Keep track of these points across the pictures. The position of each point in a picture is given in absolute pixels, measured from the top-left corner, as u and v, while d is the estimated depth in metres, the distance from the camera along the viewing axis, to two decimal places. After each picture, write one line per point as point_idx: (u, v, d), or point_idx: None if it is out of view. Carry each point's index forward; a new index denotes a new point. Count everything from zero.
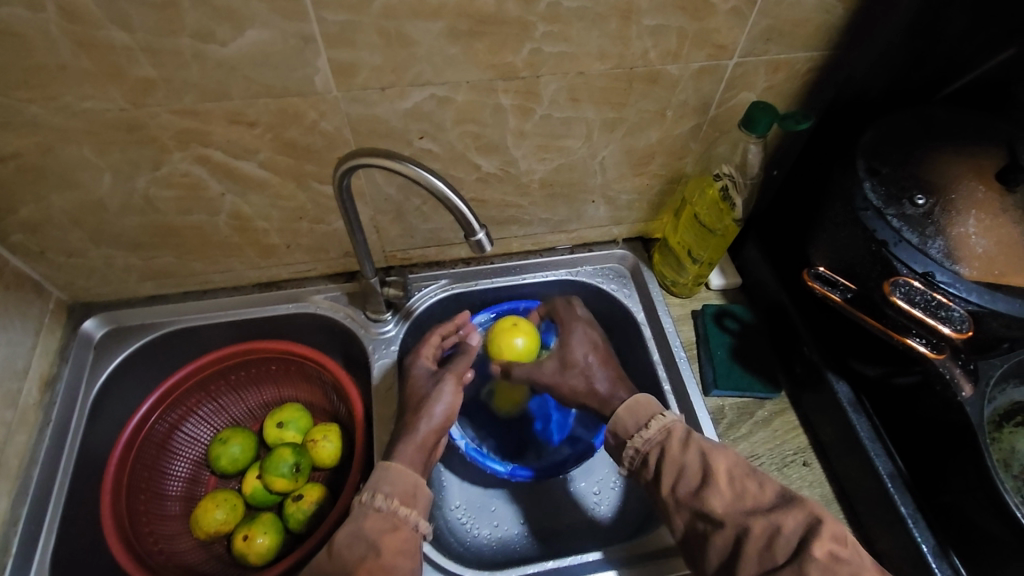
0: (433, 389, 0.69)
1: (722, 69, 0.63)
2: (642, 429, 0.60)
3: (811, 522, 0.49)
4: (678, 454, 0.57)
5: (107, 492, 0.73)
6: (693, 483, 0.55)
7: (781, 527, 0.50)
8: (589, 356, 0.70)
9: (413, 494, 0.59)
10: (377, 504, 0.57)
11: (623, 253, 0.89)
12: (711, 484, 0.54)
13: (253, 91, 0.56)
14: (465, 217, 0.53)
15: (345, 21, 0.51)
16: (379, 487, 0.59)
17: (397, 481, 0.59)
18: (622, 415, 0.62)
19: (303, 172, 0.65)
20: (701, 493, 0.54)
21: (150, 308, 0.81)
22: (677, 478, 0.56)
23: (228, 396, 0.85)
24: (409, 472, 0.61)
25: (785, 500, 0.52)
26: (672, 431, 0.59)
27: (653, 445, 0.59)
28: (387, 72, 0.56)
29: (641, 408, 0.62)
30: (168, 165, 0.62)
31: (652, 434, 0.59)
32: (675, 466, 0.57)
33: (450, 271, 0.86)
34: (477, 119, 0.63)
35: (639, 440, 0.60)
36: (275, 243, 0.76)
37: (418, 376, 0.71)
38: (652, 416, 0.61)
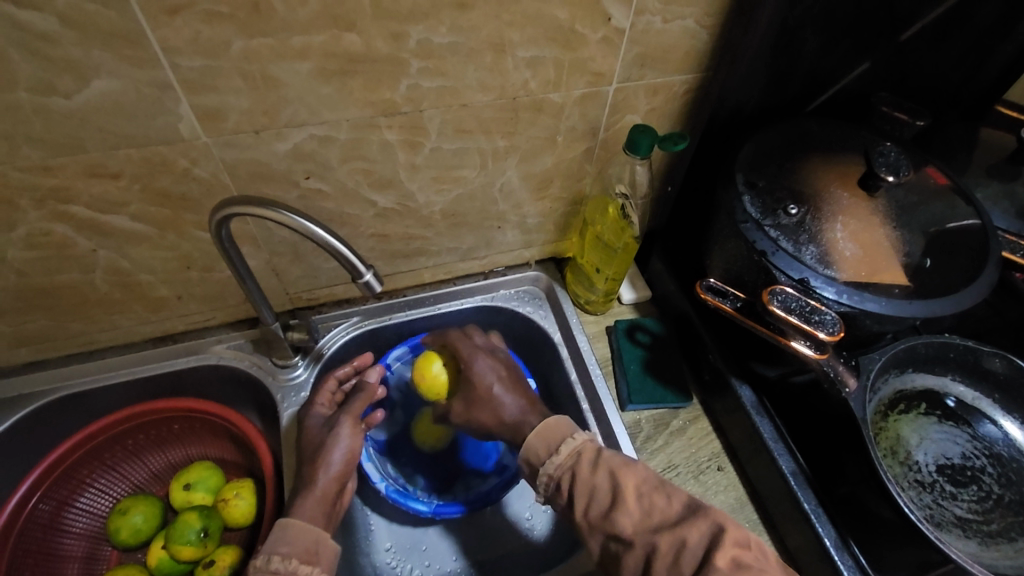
0: (328, 435, 0.66)
1: (603, 94, 0.65)
2: (553, 455, 0.59)
3: (715, 531, 0.50)
4: (588, 478, 0.56)
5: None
6: (603, 504, 0.55)
7: (686, 541, 0.50)
8: (496, 386, 0.68)
9: (315, 552, 0.57)
10: (274, 567, 0.55)
11: (535, 275, 0.89)
12: (619, 504, 0.54)
13: (112, 143, 0.52)
14: (350, 260, 0.52)
15: (203, 66, 0.49)
16: (276, 548, 0.56)
17: (294, 540, 0.57)
18: (534, 442, 0.61)
19: (183, 221, 0.62)
20: (610, 514, 0.54)
21: (29, 375, 0.75)
22: (588, 502, 0.56)
23: (128, 462, 0.79)
24: (311, 527, 0.58)
25: (691, 512, 0.52)
26: (582, 454, 0.59)
27: (564, 470, 0.58)
28: (259, 114, 0.54)
29: (550, 431, 0.61)
30: (25, 225, 0.57)
31: (563, 460, 0.59)
32: (587, 489, 0.56)
33: (361, 307, 0.83)
34: (365, 155, 0.62)
35: (550, 467, 0.59)
36: (163, 295, 0.71)
37: (313, 426, 0.68)
38: (563, 439, 0.60)
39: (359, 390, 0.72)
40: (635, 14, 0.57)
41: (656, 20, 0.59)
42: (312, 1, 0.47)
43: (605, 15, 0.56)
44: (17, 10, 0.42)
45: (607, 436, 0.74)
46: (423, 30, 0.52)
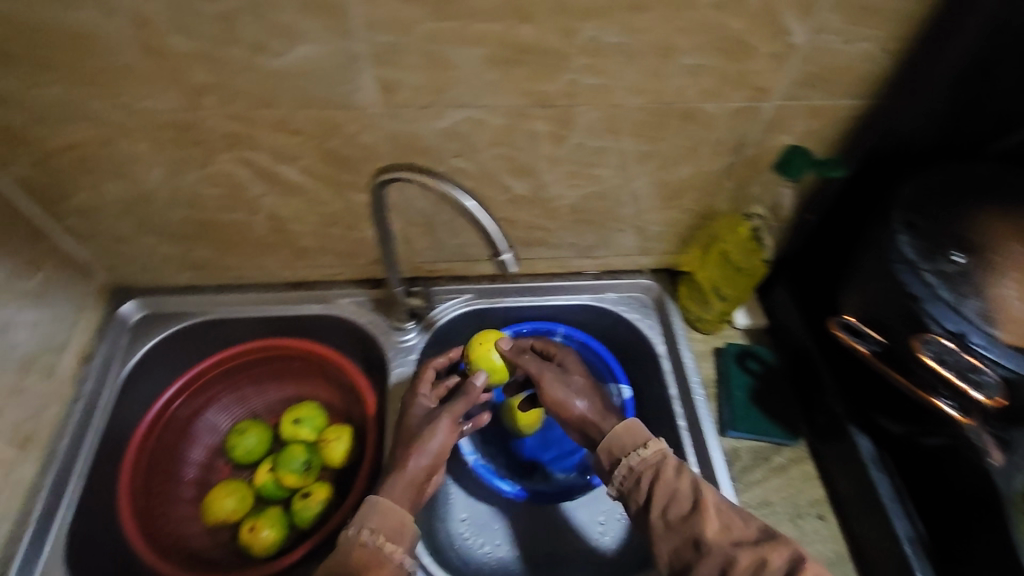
0: (426, 427, 0.68)
1: (759, 111, 0.63)
2: (639, 449, 0.62)
3: (795, 559, 0.50)
4: (672, 478, 0.59)
5: (125, 469, 0.74)
6: (684, 506, 0.56)
7: (766, 560, 0.51)
8: (578, 403, 0.70)
9: (400, 532, 0.60)
10: (364, 539, 0.59)
11: (647, 283, 0.88)
12: (699, 511, 0.55)
13: (299, 102, 0.58)
14: (491, 235, 0.55)
15: (391, 42, 0.53)
16: (365, 521, 0.60)
17: (384, 516, 0.60)
18: (619, 433, 0.64)
19: (339, 181, 0.67)
20: (691, 518, 0.55)
21: (185, 297, 0.84)
22: (667, 503, 0.57)
23: (250, 387, 0.86)
24: (397, 509, 0.62)
25: (768, 536, 0.53)
26: (667, 456, 0.61)
27: (647, 465, 0.61)
28: (427, 92, 0.57)
29: (635, 427, 0.65)
30: (214, 165, 0.65)
31: (648, 456, 0.61)
32: (668, 491, 0.58)
33: (474, 286, 0.87)
34: (511, 142, 0.64)
35: (634, 459, 0.61)
36: (307, 245, 0.78)
37: (414, 416, 0.70)
38: (648, 438, 0.63)
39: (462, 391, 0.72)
40: (813, 32, 0.55)
41: (833, 40, 0.56)
42: None
43: (781, 30, 0.54)
44: None
45: (701, 458, 0.72)
46: (595, 27, 0.53)
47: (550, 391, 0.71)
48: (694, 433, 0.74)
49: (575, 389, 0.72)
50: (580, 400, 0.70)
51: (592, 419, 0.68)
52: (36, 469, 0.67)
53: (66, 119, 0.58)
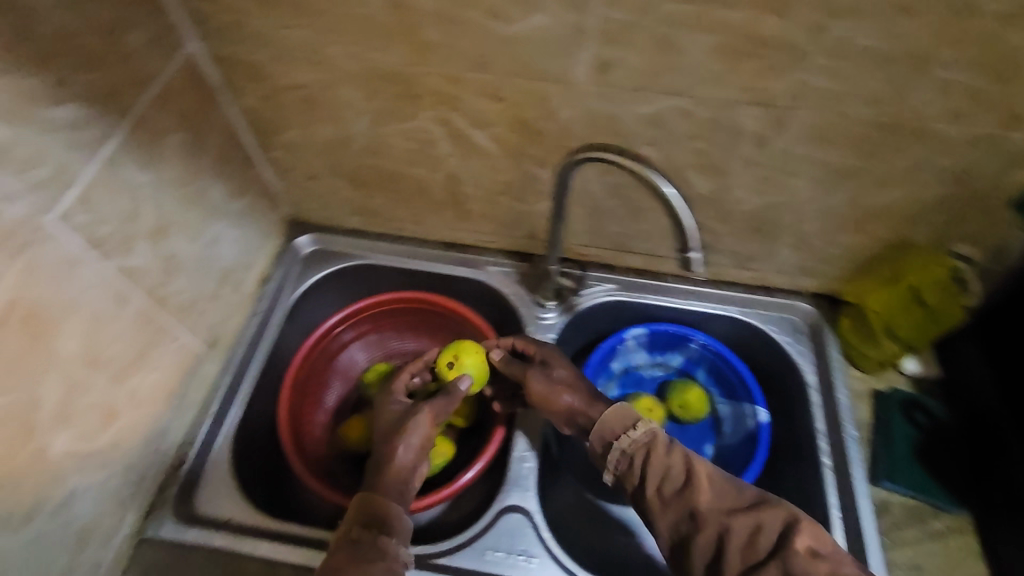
0: (405, 421, 0.65)
1: (1006, 141, 0.56)
2: (630, 430, 0.60)
3: (789, 521, 0.51)
4: (663, 455, 0.57)
5: (286, 382, 0.80)
6: (676, 483, 0.56)
7: (762, 525, 0.51)
8: (564, 397, 0.67)
9: (391, 524, 0.59)
10: (355, 535, 0.57)
11: (806, 308, 0.83)
12: (694, 484, 0.55)
13: (514, 70, 0.59)
14: (687, 231, 0.52)
15: (625, 21, 0.52)
16: (358, 519, 0.58)
17: (374, 513, 0.59)
18: (609, 419, 0.63)
19: (525, 152, 0.68)
20: (686, 492, 0.55)
21: (352, 240, 0.90)
22: (661, 479, 0.56)
23: (391, 334, 0.91)
24: (388, 502, 0.60)
25: (762, 501, 0.53)
26: (657, 434, 0.59)
27: (638, 446, 0.59)
28: (643, 75, 0.56)
29: (627, 412, 0.62)
30: (415, 120, 0.68)
31: (638, 436, 0.59)
32: (659, 469, 0.57)
33: (620, 278, 0.86)
34: (709, 138, 0.62)
35: (625, 441, 0.60)
36: (472, 210, 0.81)
37: (394, 412, 0.68)
38: (641, 418, 0.61)
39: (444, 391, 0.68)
40: None
41: None
42: None
43: None
44: None
45: (844, 503, 0.68)
46: (847, 27, 0.49)
47: (539, 385, 0.68)
48: (840, 476, 0.70)
49: (560, 379, 0.68)
50: (566, 390, 0.67)
51: (581, 407, 0.65)
52: (218, 368, 0.75)
53: (304, 60, 0.63)
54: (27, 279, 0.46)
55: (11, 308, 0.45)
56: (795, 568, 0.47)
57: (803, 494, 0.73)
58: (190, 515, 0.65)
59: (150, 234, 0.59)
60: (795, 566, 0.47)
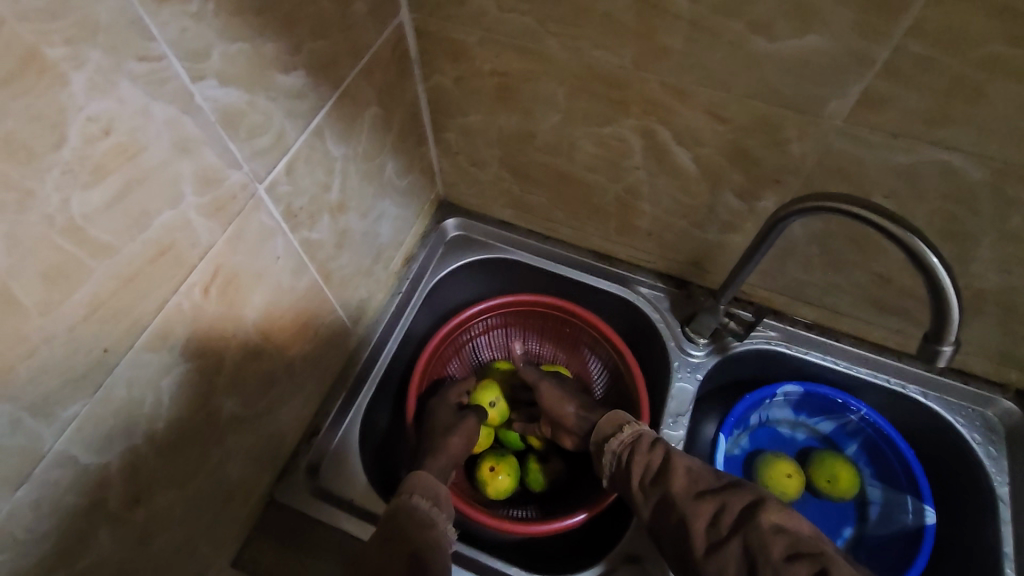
0: (455, 424, 0.72)
1: None
2: (616, 433, 0.64)
3: (758, 500, 0.51)
4: (645, 450, 0.60)
5: (419, 367, 0.78)
6: (653, 473, 0.58)
7: (726, 506, 0.52)
8: (570, 403, 0.73)
9: (440, 500, 0.60)
10: (415, 504, 0.58)
11: (1008, 406, 0.71)
12: (669, 473, 0.57)
13: (754, 91, 0.51)
14: (945, 317, 0.43)
15: (926, 57, 0.43)
16: (415, 492, 0.60)
17: (423, 483, 0.61)
18: (602, 424, 0.66)
19: (727, 179, 0.61)
20: (661, 481, 0.57)
21: (499, 232, 0.87)
22: (643, 471, 0.59)
23: (518, 335, 0.88)
24: (433, 480, 0.62)
25: (739, 486, 0.54)
26: (643, 434, 0.62)
27: (625, 445, 0.62)
28: (917, 121, 0.47)
29: (614, 420, 0.66)
30: (612, 126, 0.62)
31: (624, 436, 0.63)
32: (643, 464, 0.59)
33: (784, 326, 0.77)
34: (970, 202, 0.52)
35: (614, 441, 0.63)
36: (639, 225, 0.75)
37: (444, 413, 0.74)
38: (626, 421, 0.65)
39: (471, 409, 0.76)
40: None
41: None
42: None
43: None
44: None
45: None
46: None
47: (546, 396, 0.75)
48: None
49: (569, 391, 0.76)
50: (570, 400, 0.74)
51: (581, 414, 0.72)
52: (358, 342, 0.74)
53: (513, 47, 0.58)
54: (233, 246, 0.45)
55: (215, 274, 0.44)
56: (755, 543, 0.48)
57: None
58: (320, 489, 0.66)
59: (333, 207, 0.58)
60: (754, 542, 0.48)
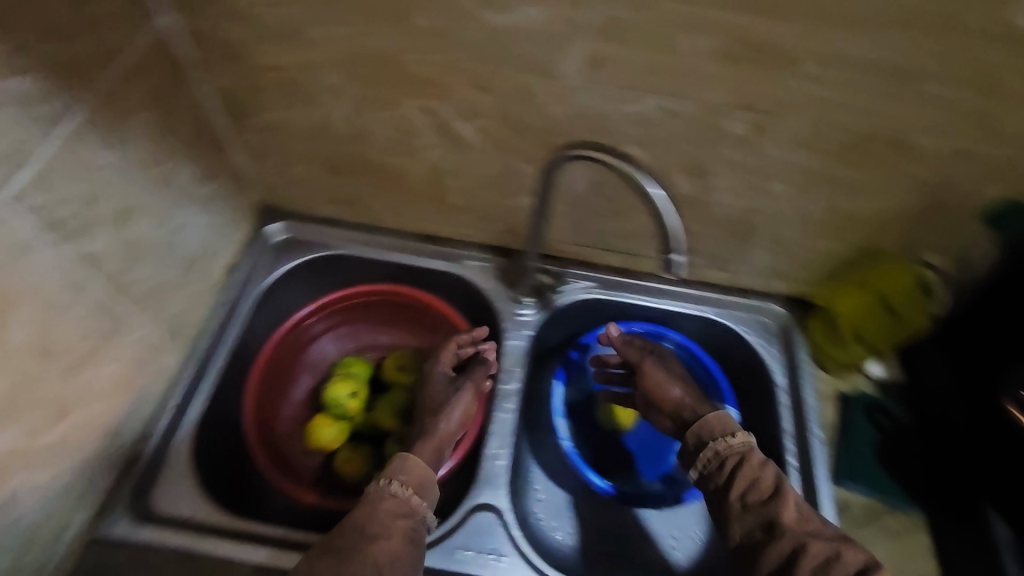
0: (452, 396, 0.72)
1: (981, 157, 0.57)
2: (727, 436, 0.64)
3: (867, 563, 0.53)
4: (757, 468, 0.61)
5: (253, 375, 0.77)
6: (764, 495, 0.59)
7: (840, 556, 0.53)
8: (674, 390, 0.73)
9: (422, 487, 0.63)
10: (392, 490, 0.61)
11: (778, 310, 0.84)
12: (780, 496, 0.59)
13: (504, 62, 0.57)
14: (671, 233, 0.52)
15: (620, 18, 0.51)
16: (395, 474, 0.62)
17: (410, 469, 0.63)
18: (709, 420, 0.67)
19: (511, 146, 0.67)
20: (769, 504, 0.58)
21: (327, 229, 0.87)
22: (747, 488, 0.60)
23: (364, 326, 0.90)
24: (421, 464, 0.64)
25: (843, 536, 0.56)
26: (754, 447, 0.63)
27: (733, 453, 0.63)
28: (635, 74, 0.56)
29: (719, 421, 0.66)
30: (398, 108, 0.65)
31: (735, 443, 0.63)
32: (750, 478, 0.61)
33: (601, 276, 0.85)
34: (697, 139, 0.62)
35: (720, 444, 0.64)
36: (453, 203, 0.79)
37: (436, 384, 0.75)
38: (740, 430, 0.65)
39: (481, 363, 0.76)
40: None
41: None
42: None
43: None
44: None
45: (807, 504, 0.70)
46: (843, 38, 0.49)
47: (651, 377, 0.75)
48: (803, 479, 0.72)
49: (674, 373, 0.76)
50: (674, 383, 0.74)
51: (689, 403, 0.71)
52: (180, 360, 0.72)
53: (283, 41, 0.60)
54: None
55: None
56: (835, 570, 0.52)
57: None
58: (146, 513, 0.63)
59: (109, 220, 0.56)
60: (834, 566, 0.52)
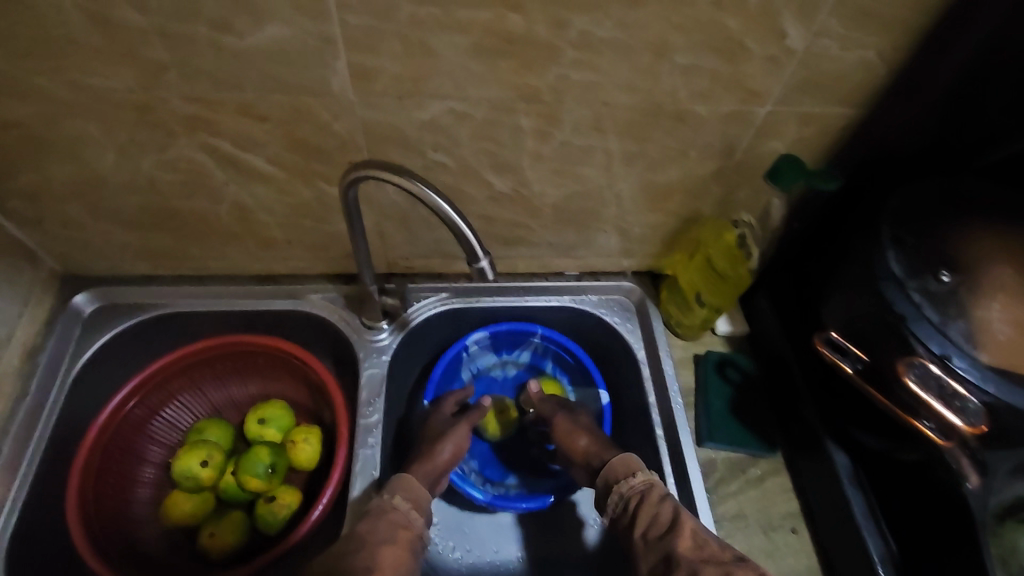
0: (448, 429, 0.74)
1: (752, 115, 0.60)
2: (629, 478, 0.64)
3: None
4: (655, 504, 0.60)
5: (74, 479, 0.70)
6: (662, 529, 0.58)
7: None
8: (580, 439, 0.72)
9: (421, 505, 0.65)
10: (394, 504, 0.63)
11: (630, 286, 0.85)
12: (675, 529, 0.57)
13: (267, 86, 0.53)
14: (470, 242, 0.53)
15: (367, 27, 0.49)
16: (395, 490, 0.65)
17: (407, 488, 0.66)
18: (614, 465, 0.67)
19: (311, 171, 0.63)
20: (666, 538, 0.57)
21: (145, 288, 0.79)
22: (648, 524, 0.59)
23: (212, 384, 0.84)
24: (422, 488, 0.67)
25: (741, 560, 0.53)
26: (655, 485, 0.63)
27: (636, 493, 0.63)
28: (406, 81, 0.54)
29: (628, 464, 0.66)
30: (172, 150, 0.60)
31: (637, 483, 0.64)
32: (648, 516, 0.60)
33: (451, 284, 0.84)
34: (494, 137, 0.60)
35: (624, 487, 0.64)
36: (276, 237, 0.74)
37: (436, 419, 0.77)
38: (640, 471, 0.65)
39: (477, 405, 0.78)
40: (812, 35, 0.52)
41: (831, 44, 0.54)
42: None
43: (779, 31, 0.52)
44: None
45: (677, 471, 0.72)
46: (588, 20, 0.50)
47: (558, 427, 0.74)
48: (671, 447, 0.74)
49: (580, 424, 0.75)
50: (580, 433, 0.73)
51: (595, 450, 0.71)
52: None
53: (11, 94, 0.53)
54: None
55: None
56: None
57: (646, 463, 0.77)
58: None
59: None
60: None
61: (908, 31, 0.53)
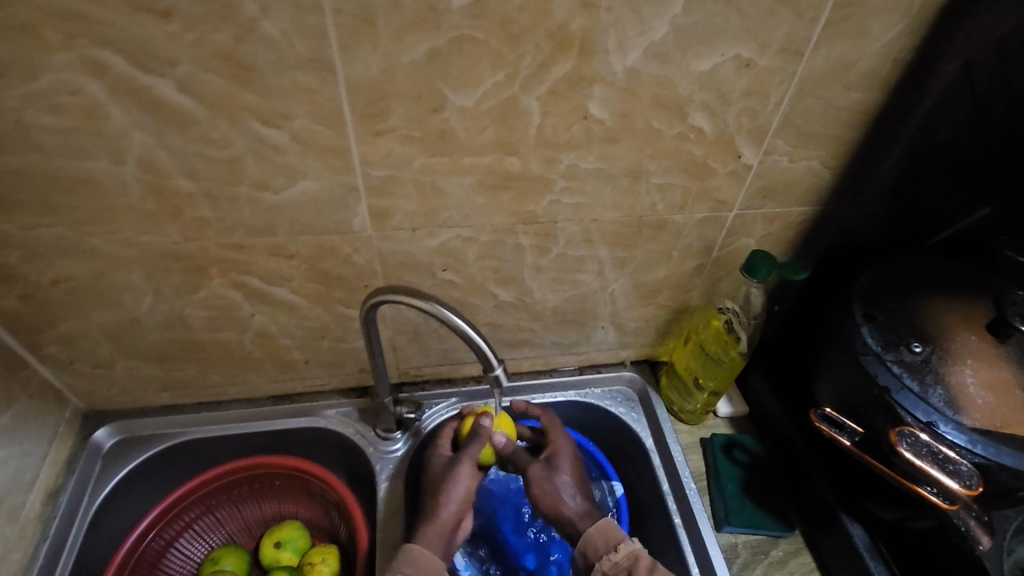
0: (450, 474, 0.70)
1: (723, 218, 0.68)
2: (611, 553, 0.63)
3: None
4: None
5: None
6: None
7: None
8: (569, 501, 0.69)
9: None
10: None
11: (631, 375, 0.89)
12: None
13: (296, 230, 0.60)
14: (486, 353, 0.59)
15: (387, 175, 0.57)
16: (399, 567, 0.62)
17: (414, 562, 0.62)
18: (591, 535, 0.65)
19: (331, 297, 0.69)
20: None
21: (162, 418, 0.81)
22: None
23: (226, 509, 0.84)
24: (428, 558, 0.63)
25: None
26: (639, 559, 0.62)
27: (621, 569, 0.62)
28: (420, 215, 0.61)
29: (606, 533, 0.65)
30: (207, 290, 0.65)
31: (620, 558, 0.63)
32: None
33: (460, 389, 0.87)
34: (498, 255, 0.67)
35: (606, 563, 0.63)
36: (294, 358, 0.78)
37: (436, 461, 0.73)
38: (620, 540, 0.64)
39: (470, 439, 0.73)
40: (764, 153, 0.62)
41: (781, 159, 0.63)
42: (489, 131, 0.54)
43: (736, 153, 0.61)
44: (262, 127, 0.51)
45: (701, 557, 0.73)
46: (574, 157, 0.58)
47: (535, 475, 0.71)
48: (692, 535, 0.75)
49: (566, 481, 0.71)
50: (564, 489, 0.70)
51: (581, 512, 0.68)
52: None
53: (63, 254, 0.59)
54: None
55: None
56: None
57: (669, 558, 0.77)
58: None
59: None
60: None
61: (844, 143, 0.63)
